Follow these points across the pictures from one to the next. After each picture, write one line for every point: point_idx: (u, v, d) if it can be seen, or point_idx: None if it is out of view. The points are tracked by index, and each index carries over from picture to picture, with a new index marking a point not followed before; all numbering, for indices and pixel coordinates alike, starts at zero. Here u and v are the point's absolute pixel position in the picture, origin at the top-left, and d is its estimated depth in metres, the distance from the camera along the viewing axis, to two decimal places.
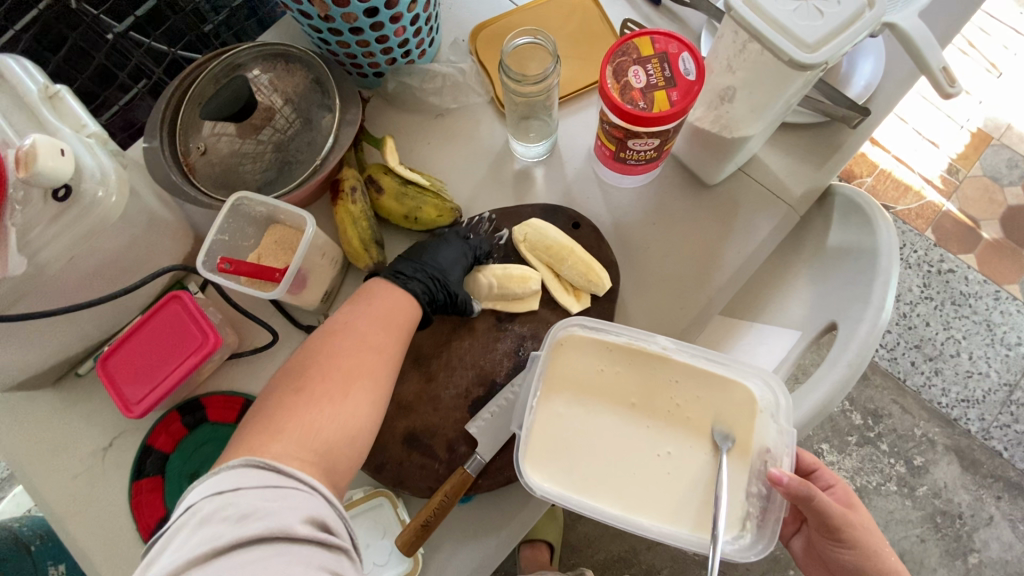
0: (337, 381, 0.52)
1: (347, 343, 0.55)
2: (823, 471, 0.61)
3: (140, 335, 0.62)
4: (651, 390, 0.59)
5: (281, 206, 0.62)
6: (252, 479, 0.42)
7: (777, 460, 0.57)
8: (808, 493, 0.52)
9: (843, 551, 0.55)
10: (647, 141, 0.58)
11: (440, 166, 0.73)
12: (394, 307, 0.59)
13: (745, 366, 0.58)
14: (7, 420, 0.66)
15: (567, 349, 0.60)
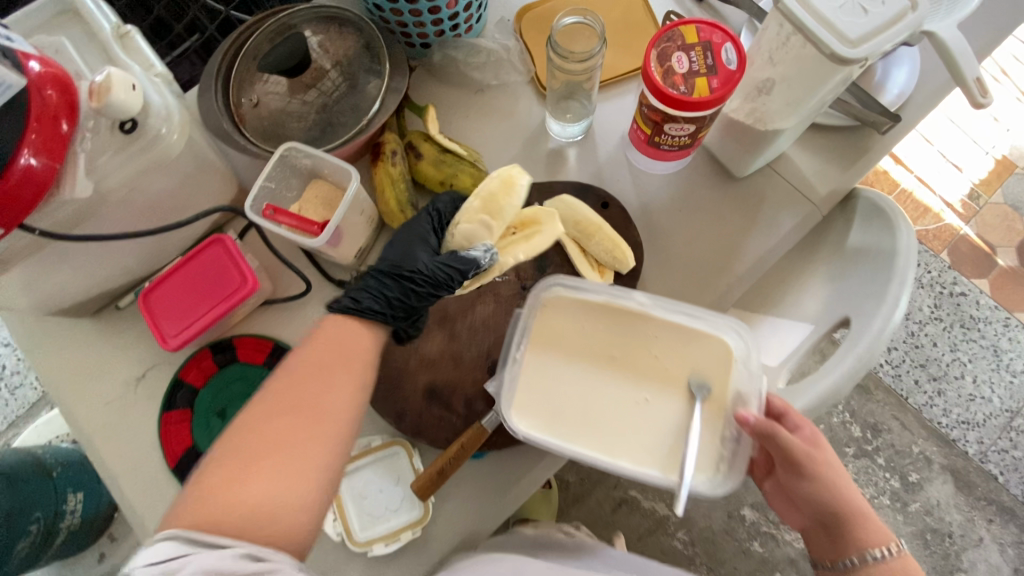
0: (274, 442, 0.47)
1: (285, 392, 0.49)
2: (790, 413, 0.56)
3: (181, 272, 0.65)
4: (630, 345, 0.59)
5: (326, 159, 0.65)
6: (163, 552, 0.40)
7: (747, 403, 0.57)
8: (772, 431, 0.52)
9: (803, 484, 0.53)
10: (684, 126, 0.60)
11: (477, 138, 0.76)
12: (343, 334, 0.53)
13: (718, 320, 0.59)
14: (47, 344, 0.69)
15: (551, 311, 0.60)
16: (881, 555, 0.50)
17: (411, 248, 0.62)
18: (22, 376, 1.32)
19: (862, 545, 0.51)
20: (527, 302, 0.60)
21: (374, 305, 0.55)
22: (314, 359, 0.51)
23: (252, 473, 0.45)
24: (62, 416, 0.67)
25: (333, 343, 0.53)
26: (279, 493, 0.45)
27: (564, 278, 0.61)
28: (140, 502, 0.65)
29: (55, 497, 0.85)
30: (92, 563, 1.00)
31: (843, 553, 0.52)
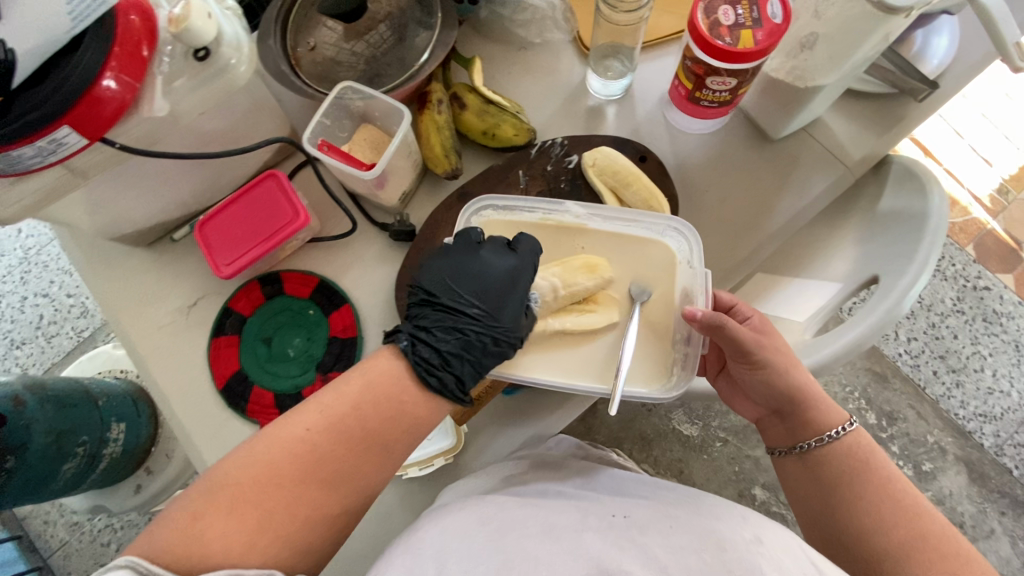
0: (288, 490, 0.46)
1: (320, 445, 0.48)
2: (740, 306, 0.62)
3: (237, 205, 0.69)
4: (567, 253, 0.66)
5: (380, 101, 0.68)
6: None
7: (692, 298, 0.63)
8: (718, 321, 0.56)
9: (753, 374, 0.58)
10: (726, 80, 0.62)
11: (518, 94, 0.78)
12: (397, 388, 0.52)
13: (653, 219, 0.65)
14: (106, 269, 0.73)
15: (484, 234, 0.68)
16: (834, 434, 0.56)
17: (484, 282, 0.59)
18: (58, 325, 1.37)
19: (815, 427, 0.57)
20: (457, 225, 0.67)
21: (452, 379, 0.55)
22: (362, 408, 0.50)
23: (247, 518, 0.43)
24: (118, 337, 0.71)
25: (381, 392, 0.51)
26: (266, 552, 0.43)
27: (496, 197, 0.68)
28: (189, 420, 0.69)
29: (101, 424, 0.89)
30: (128, 495, 1.05)
31: (799, 437, 0.58)
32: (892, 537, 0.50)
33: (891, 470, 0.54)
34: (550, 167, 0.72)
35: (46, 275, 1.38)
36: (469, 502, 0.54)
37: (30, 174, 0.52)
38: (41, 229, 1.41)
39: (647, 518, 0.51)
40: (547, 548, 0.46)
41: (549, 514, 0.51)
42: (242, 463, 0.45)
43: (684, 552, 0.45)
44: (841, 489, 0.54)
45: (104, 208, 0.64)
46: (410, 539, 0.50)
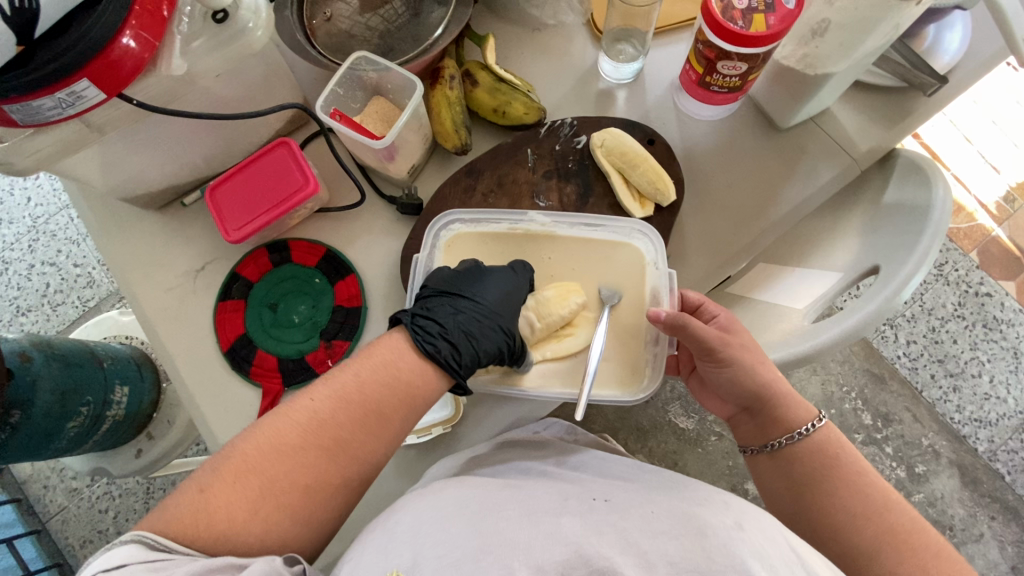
0: (293, 459, 0.47)
1: (321, 416, 0.49)
2: (708, 305, 0.62)
3: (247, 171, 0.70)
4: (537, 262, 0.69)
5: (395, 74, 0.68)
6: (119, 558, 0.39)
7: (659, 298, 0.65)
8: (682, 321, 0.58)
9: (719, 372, 0.60)
10: (736, 65, 0.63)
11: (530, 74, 0.79)
12: (398, 357, 0.54)
13: (619, 223, 0.68)
14: (116, 230, 0.74)
15: (454, 247, 0.70)
16: (803, 432, 0.58)
17: (487, 280, 0.62)
18: (64, 294, 1.38)
19: (786, 424, 0.58)
20: (426, 240, 0.69)
21: (448, 351, 0.56)
22: (361, 378, 0.52)
23: (250, 488, 0.45)
24: (126, 298, 0.72)
25: (378, 364, 0.53)
26: (266, 522, 0.45)
27: (462, 211, 0.70)
28: (194, 381, 0.70)
29: (105, 386, 0.91)
30: (128, 459, 1.06)
31: (768, 435, 0.59)
32: (864, 531, 0.51)
33: (858, 464, 0.55)
34: (558, 147, 0.73)
35: (54, 244, 1.40)
36: (448, 484, 0.54)
37: (49, 126, 0.53)
38: (49, 198, 1.42)
39: (627, 502, 0.52)
40: (525, 531, 0.46)
41: (528, 499, 0.52)
42: (249, 437, 0.47)
43: (663, 538, 0.45)
44: (814, 484, 0.55)
45: (118, 167, 0.65)
46: (390, 519, 0.50)
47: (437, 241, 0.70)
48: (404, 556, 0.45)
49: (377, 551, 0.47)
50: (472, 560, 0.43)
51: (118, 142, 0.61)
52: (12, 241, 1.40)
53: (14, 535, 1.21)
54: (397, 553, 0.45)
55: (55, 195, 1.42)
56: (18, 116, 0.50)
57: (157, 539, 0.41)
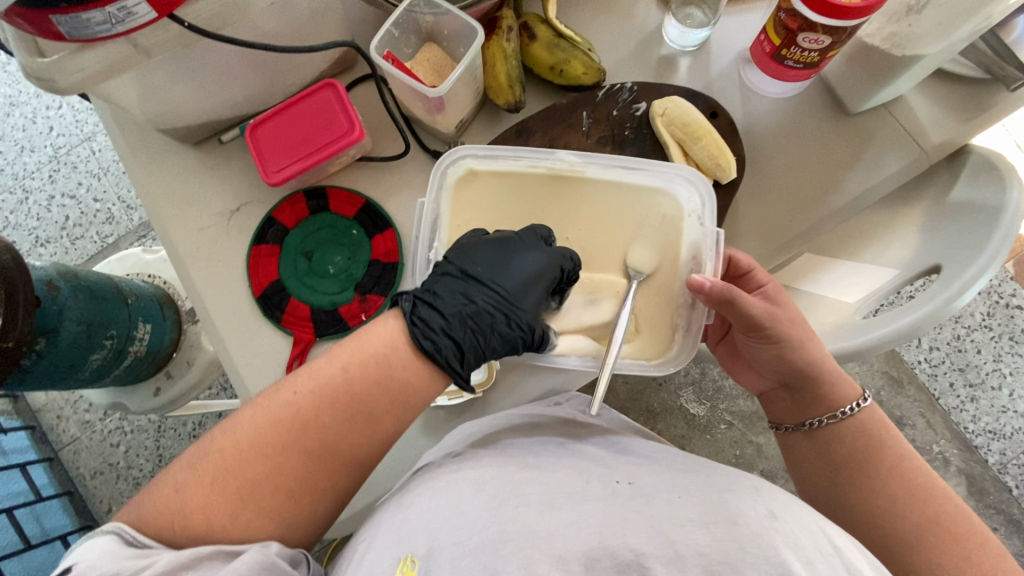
0: (275, 461, 0.46)
1: (304, 411, 0.47)
2: (756, 273, 0.61)
3: (291, 112, 0.67)
4: (567, 204, 0.66)
5: (455, 19, 0.64)
6: (96, 547, 0.40)
7: (699, 253, 0.62)
8: (730, 295, 0.55)
9: (766, 349, 0.58)
10: (819, 38, 0.59)
11: (589, 33, 0.74)
12: (392, 353, 0.51)
13: (660, 168, 0.64)
14: (151, 163, 0.71)
15: (466, 183, 0.66)
16: (846, 411, 0.57)
17: (511, 261, 0.58)
18: (83, 229, 1.37)
19: (828, 403, 0.57)
20: (433, 177, 0.65)
21: (446, 350, 0.53)
22: (351, 369, 0.49)
23: (226, 489, 0.44)
24: (158, 234, 0.71)
25: (377, 355, 0.51)
26: (250, 525, 0.44)
27: (472, 148, 0.65)
28: (224, 324, 0.69)
29: (129, 321, 0.90)
30: (147, 396, 1.04)
31: (808, 414, 0.59)
32: (905, 520, 0.49)
33: (903, 448, 0.54)
34: (615, 112, 0.69)
35: (74, 176, 1.38)
36: (464, 465, 0.54)
37: (95, 42, 0.50)
38: (72, 129, 1.40)
39: (653, 487, 0.50)
40: (546, 518, 0.45)
41: (551, 481, 0.51)
42: (225, 434, 0.46)
43: (693, 527, 0.44)
44: (853, 468, 0.54)
45: (157, 96, 0.62)
46: (406, 501, 0.52)
47: (444, 178, 0.66)
48: (417, 543, 0.47)
49: (391, 532, 0.49)
50: (488, 551, 0.43)
51: (160, 70, 0.58)
52: (33, 169, 1.38)
53: (28, 461, 1.23)
54: (413, 537, 0.47)
55: (77, 126, 1.40)
56: (65, 29, 0.47)
57: (128, 531, 0.41)
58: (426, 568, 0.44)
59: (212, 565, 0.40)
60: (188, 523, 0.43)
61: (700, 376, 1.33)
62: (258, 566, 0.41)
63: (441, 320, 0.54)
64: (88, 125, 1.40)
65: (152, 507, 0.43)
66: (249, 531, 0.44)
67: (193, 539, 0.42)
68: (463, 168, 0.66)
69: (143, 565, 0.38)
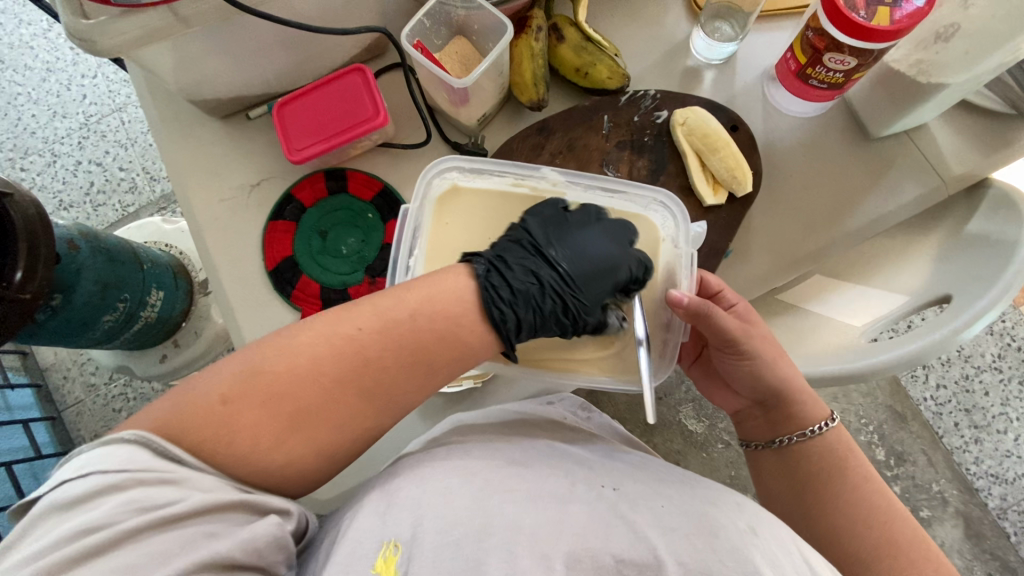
0: (327, 393, 0.45)
1: (365, 346, 0.46)
2: (727, 292, 0.59)
3: (318, 93, 0.69)
4: None
5: (487, 14, 0.66)
6: (124, 458, 0.37)
7: (676, 281, 0.61)
8: (708, 309, 0.54)
9: (738, 365, 0.57)
10: (846, 59, 0.59)
11: (618, 39, 0.75)
12: (461, 309, 0.49)
13: (639, 192, 0.63)
14: (179, 131, 0.73)
15: (449, 199, 0.63)
16: (815, 430, 0.57)
17: (601, 257, 0.55)
18: (106, 196, 1.40)
19: (799, 421, 0.57)
20: (417, 192, 0.62)
21: (512, 318, 0.51)
22: (419, 318, 0.48)
23: (277, 415, 0.43)
24: (180, 201, 0.72)
25: (447, 308, 0.49)
26: (288, 453, 0.43)
27: (460, 159, 0.63)
28: (234, 294, 0.70)
29: (142, 286, 0.91)
30: (154, 362, 1.05)
31: (778, 431, 0.59)
32: (866, 540, 0.51)
33: (866, 470, 0.55)
34: (636, 118, 0.70)
35: (102, 144, 1.41)
36: (451, 454, 0.54)
37: (139, 8, 0.52)
38: (105, 98, 1.43)
39: (637, 493, 0.51)
40: (530, 515, 0.46)
41: (535, 478, 0.51)
42: (277, 353, 0.44)
43: (675, 535, 0.46)
44: (817, 487, 0.55)
45: (191, 68, 0.63)
46: (390, 484, 0.51)
47: (428, 192, 0.63)
48: (403, 527, 0.46)
49: (374, 515, 0.48)
50: (472, 543, 0.44)
51: (197, 41, 0.60)
52: (63, 134, 1.41)
53: (31, 418, 1.25)
54: (397, 521, 0.47)
55: (109, 97, 1.43)
56: None
57: (160, 444, 0.39)
58: (409, 554, 0.44)
59: (235, 517, 0.40)
60: (232, 443, 0.41)
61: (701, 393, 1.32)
62: (273, 540, 0.41)
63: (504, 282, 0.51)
64: (121, 96, 1.44)
65: (191, 417, 0.41)
66: (284, 463, 0.43)
67: (238, 459, 0.42)
68: (447, 183, 0.63)
69: (177, 496, 0.37)
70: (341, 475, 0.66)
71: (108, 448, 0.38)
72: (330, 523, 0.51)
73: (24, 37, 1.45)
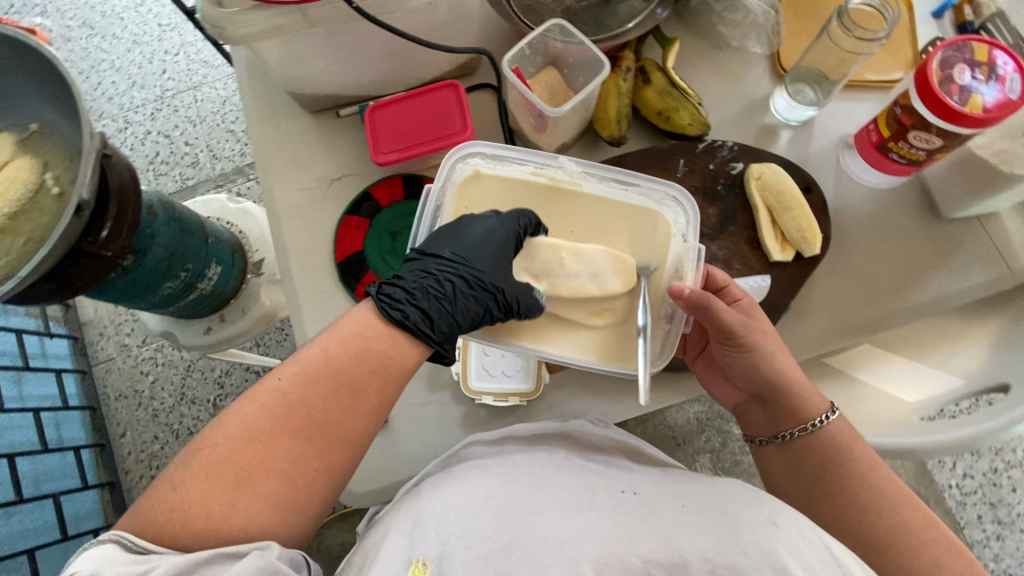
0: (263, 444, 0.47)
1: (285, 394, 0.48)
2: (732, 287, 0.62)
3: (409, 102, 0.72)
4: (562, 218, 0.64)
5: (585, 50, 0.69)
6: (99, 558, 0.41)
7: (682, 275, 0.62)
8: (707, 299, 0.56)
9: (740, 356, 0.60)
10: (930, 139, 0.60)
11: (700, 88, 0.77)
12: (369, 330, 0.52)
13: (656, 186, 0.63)
14: (272, 119, 0.77)
15: (469, 185, 0.64)
16: (817, 424, 0.58)
17: (473, 234, 0.58)
18: (169, 166, 1.46)
19: (799, 415, 0.58)
20: (442, 172, 0.63)
21: (415, 314, 0.54)
22: (329, 349, 0.50)
23: (222, 480, 0.45)
24: (262, 184, 0.76)
25: (355, 337, 0.52)
26: (247, 512, 0.45)
27: (484, 146, 0.64)
28: (301, 281, 0.73)
29: (204, 259, 0.95)
30: (198, 333, 1.08)
31: (781, 426, 0.60)
32: (874, 526, 0.52)
33: (869, 458, 0.56)
34: (712, 166, 0.72)
35: (173, 118, 1.48)
36: (472, 472, 0.55)
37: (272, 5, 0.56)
38: (182, 75, 1.50)
39: (657, 497, 0.52)
40: (555, 526, 0.47)
41: (556, 489, 0.52)
42: (221, 428, 0.47)
43: (697, 533, 0.46)
44: (826, 477, 0.56)
45: (299, 64, 0.67)
46: (417, 504, 0.52)
47: (451, 175, 0.64)
48: (430, 546, 0.48)
49: (404, 535, 0.50)
50: (500, 555, 0.45)
51: (312, 41, 0.63)
52: (138, 104, 1.48)
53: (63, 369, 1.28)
54: (424, 540, 0.48)
55: (187, 75, 1.50)
56: None
57: (138, 542, 0.43)
58: (440, 570, 0.45)
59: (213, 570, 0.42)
60: (189, 520, 0.44)
61: (720, 445, 1.31)
62: (258, 570, 0.42)
63: (421, 292, 0.55)
64: (197, 75, 1.50)
65: (155, 506, 0.45)
66: (250, 516, 0.45)
67: (199, 534, 0.44)
68: (470, 169, 0.64)
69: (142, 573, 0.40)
70: (377, 472, 0.67)
71: (87, 552, 0.42)
72: (369, 543, 0.54)
73: (117, 8, 1.54)
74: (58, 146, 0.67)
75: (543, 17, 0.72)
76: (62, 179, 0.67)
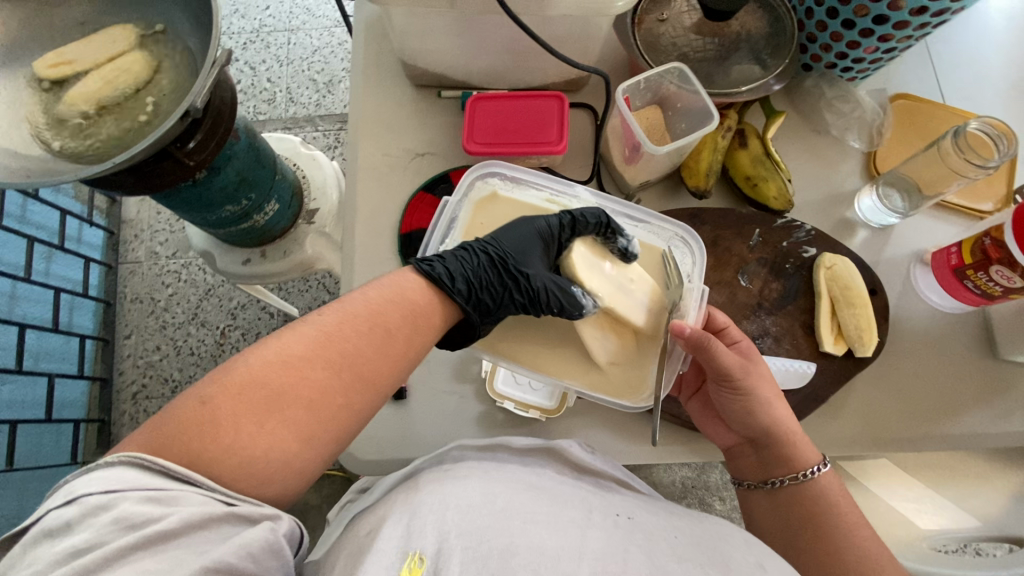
0: (297, 370, 0.45)
1: (323, 327, 0.47)
2: (730, 329, 0.62)
3: (513, 102, 0.73)
4: None
5: (695, 99, 0.70)
6: (114, 479, 0.39)
7: (684, 314, 0.61)
8: (705, 341, 0.56)
9: (735, 398, 0.59)
10: (1012, 277, 0.60)
11: (791, 166, 0.78)
12: (410, 291, 0.52)
13: (664, 226, 0.65)
14: (376, 81, 0.79)
15: (485, 202, 0.65)
16: (809, 473, 0.57)
17: (515, 224, 0.61)
18: (247, 95, 1.49)
19: (792, 463, 0.58)
20: (460, 187, 0.64)
21: (444, 268, 0.55)
22: (373, 298, 0.50)
23: (250, 402, 0.43)
24: (350, 139, 0.77)
25: (399, 295, 0.51)
26: (270, 440, 0.43)
27: (505, 166, 0.65)
28: (361, 241, 0.74)
29: (266, 193, 0.96)
30: (236, 262, 1.09)
31: (771, 473, 0.59)
32: None
33: (865, 529, 0.54)
34: (785, 244, 0.72)
35: (263, 53, 1.51)
36: (474, 472, 0.54)
37: None
38: (283, 16, 1.54)
39: (650, 524, 0.52)
40: (554, 539, 0.46)
41: (553, 501, 0.52)
42: (255, 353, 0.45)
43: (688, 564, 0.46)
44: (822, 542, 0.54)
45: (422, 38, 0.69)
46: (414, 498, 0.50)
47: (468, 192, 0.65)
48: (427, 541, 0.47)
49: (399, 526, 0.48)
50: (497, 561, 0.44)
51: (443, 20, 0.65)
52: (235, 31, 1.52)
53: (91, 258, 1.29)
54: (422, 534, 0.47)
55: (287, 17, 1.54)
56: None
57: (157, 464, 0.40)
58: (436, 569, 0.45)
59: (223, 532, 0.41)
60: (217, 437, 0.42)
61: None
62: (266, 547, 0.41)
63: (447, 259, 0.56)
64: (297, 19, 1.54)
65: (177, 421, 0.42)
66: (274, 445, 0.43)
67: (228, 454, 0.42)
68: (488, 189, 0.65)
69: (161, 512, 0.38)
70: (383, 445, 0.67)
71: (102, 468, 0.39)
72: (366, 524, 0.53)
73: None
74: (174, 51, 0.69)
75: (662, 58, 0.73)
76: (170, 86, 0.68)
